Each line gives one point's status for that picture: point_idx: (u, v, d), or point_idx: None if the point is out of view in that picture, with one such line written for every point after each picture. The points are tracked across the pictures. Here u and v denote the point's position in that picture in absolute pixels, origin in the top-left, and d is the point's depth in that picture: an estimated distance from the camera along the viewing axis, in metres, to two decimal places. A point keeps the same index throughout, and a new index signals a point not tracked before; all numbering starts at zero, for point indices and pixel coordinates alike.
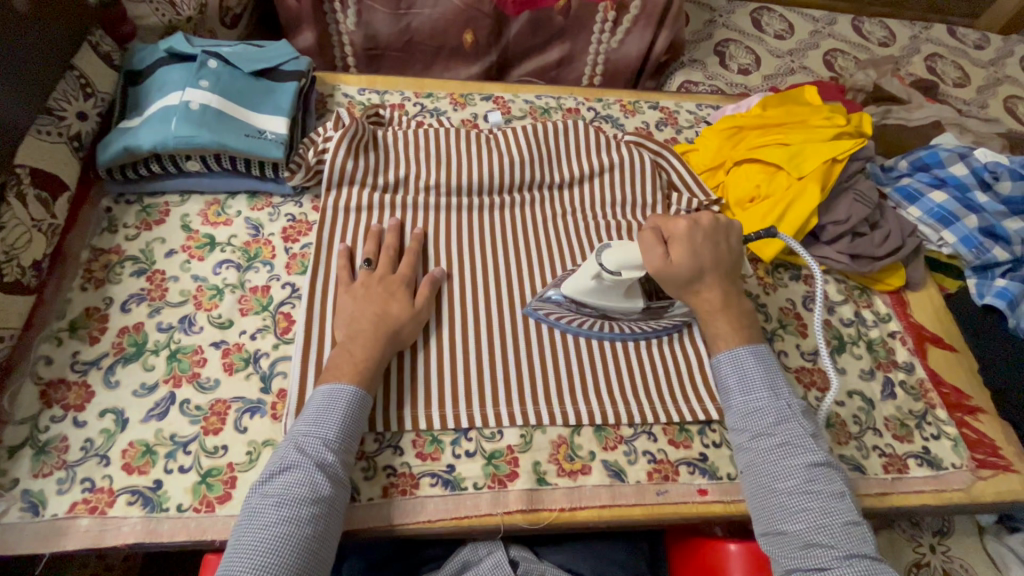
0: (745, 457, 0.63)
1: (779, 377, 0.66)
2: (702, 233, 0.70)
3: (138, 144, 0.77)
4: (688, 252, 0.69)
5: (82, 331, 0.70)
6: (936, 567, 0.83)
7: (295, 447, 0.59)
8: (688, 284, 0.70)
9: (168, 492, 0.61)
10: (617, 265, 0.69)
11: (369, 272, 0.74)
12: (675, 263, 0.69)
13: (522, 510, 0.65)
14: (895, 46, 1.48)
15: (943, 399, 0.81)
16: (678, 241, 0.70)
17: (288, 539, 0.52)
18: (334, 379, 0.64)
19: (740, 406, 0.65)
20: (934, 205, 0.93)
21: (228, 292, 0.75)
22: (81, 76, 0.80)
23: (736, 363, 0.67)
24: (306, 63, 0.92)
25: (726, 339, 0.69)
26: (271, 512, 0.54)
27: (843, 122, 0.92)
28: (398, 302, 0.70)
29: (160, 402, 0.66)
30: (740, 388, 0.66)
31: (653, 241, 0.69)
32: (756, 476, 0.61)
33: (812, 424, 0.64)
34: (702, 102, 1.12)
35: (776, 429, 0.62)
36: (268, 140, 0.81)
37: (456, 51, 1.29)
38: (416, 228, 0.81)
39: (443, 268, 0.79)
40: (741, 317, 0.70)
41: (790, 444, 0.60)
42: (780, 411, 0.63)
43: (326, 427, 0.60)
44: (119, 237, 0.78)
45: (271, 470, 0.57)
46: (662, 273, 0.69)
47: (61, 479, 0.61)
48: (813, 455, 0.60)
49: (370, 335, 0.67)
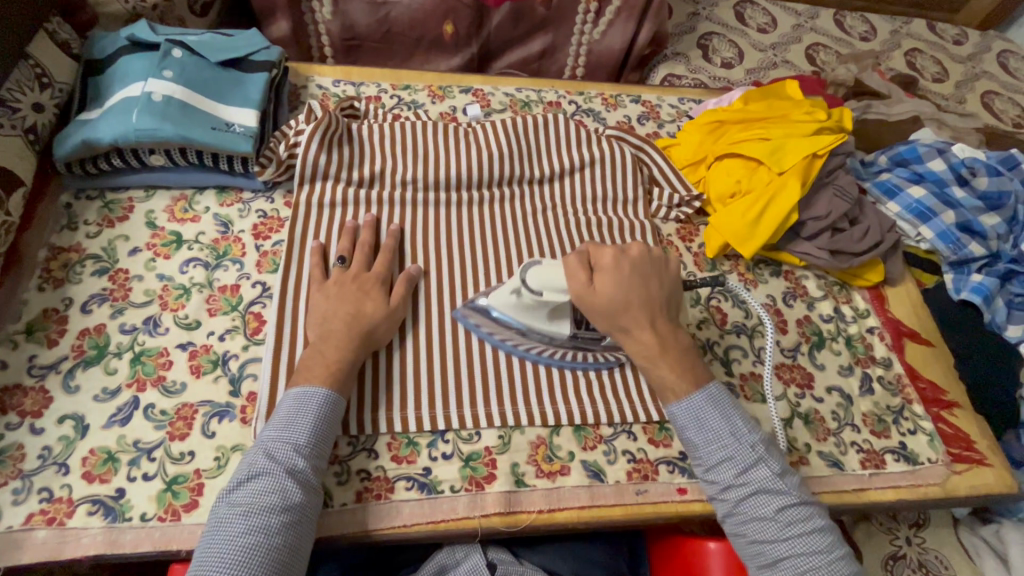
0: (721, 507, 0.61)
1: (736, 413, 0.63)
2: (629, 263, 0.67)
3: (97, 137, 0.73)
4: (613, 283, 0.65)
5: (39, 333, 0.67)
6: (913, 560, 0.83)
7: (262, 455, 0.56)
8: (615, 319, 0.65)
9: (132, 501, 0.59)
10: (539, 284, 0.66)
11: (343, 270, 0.71)
12: (598, 291, 0.65)
13: (500, 513, 0.64)
14: (877, 40, 1.49)
15: (920, 393, 0.82)
16: (604, 271, 0.66)
17: (256, 554, 0.50)
18: (305, 381, 0.62)
19: (705, 456, 0.62)
20: (912, 200, 0.93)
21: (195, 292, 0.73)
22: (36, 66, 0.76)
23: (694, 412, 0.63)
24: (278, 53, 0.89)
25: (674, 389, 0.64)
26: (235, 526, 0.52)
27: (823, 117, 0.91)
28: (372, 301, 0.68)
29: (122, 407, 0.64)
30: (703, 440, 0.62)
31: (577, 266, 0.66)
32: (734, 525, 0.61)
33: (779, 457, 0.62)
34: (684, 96, 1.11)
35: (744, 478, 0.60)
36: (236, 133, 0.78)
37: (436, 42, 1.26)
38: (392, 225, 0.79)
39: (420, 264, 0.77)
40: (683, 358, 0.65)
41: (761, 491, 0.59)
42: (745, 458, 0.61)
43: (294, 434, 0.58)
44: (79, 235, 0.75)
45: (234, 482, 0.55)
46: (583, 300, 0.65)
47: (17, 489, 0.58)
48: (785, 498, 0.59)
49: (343, 336, 0.65)
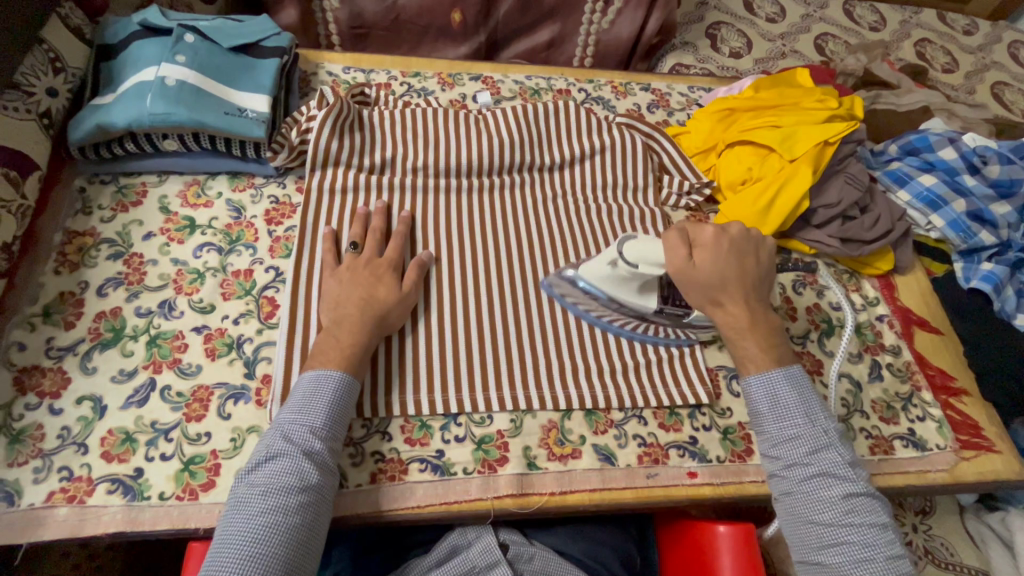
0: (780, 485, 0.61)
1: (815, 398, 0.63)
2: (729, 240, 0.68)
3: (112, 121, 0.74)
4: (712, 259, 0.66)
5: (56, 316, 0.68)
6: (919, 546, 0.84)
7: (280, 437, 0.57)
8: (710, 293, 0.67)
9: (150, 481, 0.60)
10: (636, 257, 0.68)
11: (355, 256, 0.72)
12: (697, 267, 0.66)
13: (512, 495, 0.65)
14: (886, 30, 1.48)
15: (928, 380, 0.82)
16: (703, 247, 0.67)
17: (274, 533, 0.51)
18: (319, 364, 0.62)
19: (774, 432, 0.63)
20: (923, 188, 0.93)
21: (209, 276, 0.73)
22: (50, 51, 0.77)
23: (770, 388, 0.64)
24: (288, 39, 0.89)
25: (756, 362, 0.65)
26: (255, 505, 0.52)
27: (835, 104, 0.90)
28: (385, 287, 0.69)
29: (139, 389, 0.65)
30: (774, 415, 0.63)
31: (679, 242, 0.67)
32: (791, 504, 0.60)
33: (850, 449, 0.62)
34: (693, 84, 1.11)
35: (812, 458, 0.60)
36: (249, 118, 0.78)
37: (444, 30, 1.25)
38: (404, 211, 0.80)
39: (432, 250, 0.78)
40: (771, 336, 0.66)
41: (827, 475, 0.59)
42: (817, 439, 0.60)
43: (311, 417, 0.59)
44: (93, 220, 0.75)
45: (253, 463, 0.55)
46: (681, 275, 0.67)
47: (37, 468, 0.59)
48: (851, 485, 0.58)
49: (356, 319, 0.65)
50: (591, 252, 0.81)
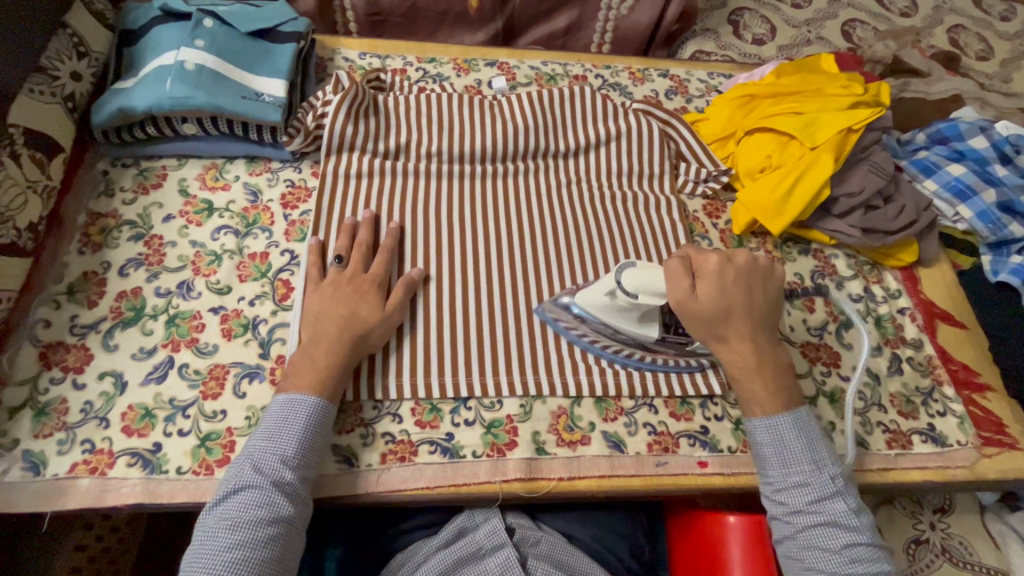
0: (780, 528, 0.62)
1: (821, 443, 0.63)
2: (734, 271, 0.66)
3: (132, 105, 0.75)
4: (716, 290, 0.65)
5: (79, 294, 0.70)
6: (935, 544, 0.82)
7: (248, 467, 0.57)
8: (715, 328, 0.65)
9: (168, 455, 0.62)
10: (636, 287, 0.64)
11: (339, 270, 0.70)
12: (701, 299, 0.64)
13: (521, 479, 0.65)
14: (917, 16, 1.42)
15: (951, 375, 0.80)
16: (707, 277, 0.65)
17: (240, 568, 0.52)
18: (293, 388, 0.62)
19: (778, 478, 0.63)
20: (951, 178, 0.91)
21: (226, 258, 0.74)
22: (73, 35, 0.78)
23: (774, 432, 0.64)
24: (305, 24, 0.89)
25: (763, 404, 0.65)
26: (222, 539, 0.53)
27: (860, 91, 0.88)
28: (368, 305, 0.67)
29: (158, 366, 0.66)
30: (779, 460, 0.63)
31: (681, 271, 0.65)
32: (791, 548, 0.61)
33: (855, 494, 0.62)
34: (713, 71, 1.09)
35: (816, 507, 0.61)
36: (265, 103, 0.79)
37: (461, 16, 1.25)
38: (392, 223, 0.77)
39: (425, 268, 0.75)
40: (778, 377, 0.65)
41: (832, 524, 0.60)
42: (823, 487, 0.61)
43: (281, 446, 0.58)
44: (116, 202, 0.77)
45: (222, 494, 0.56)
46: (683, 307, 0.64)
47: (61, 440, 0.61)
48: (853, 536, 0.59)
49: (334, 339, 0.64)
50: (604, 240, 0.80)
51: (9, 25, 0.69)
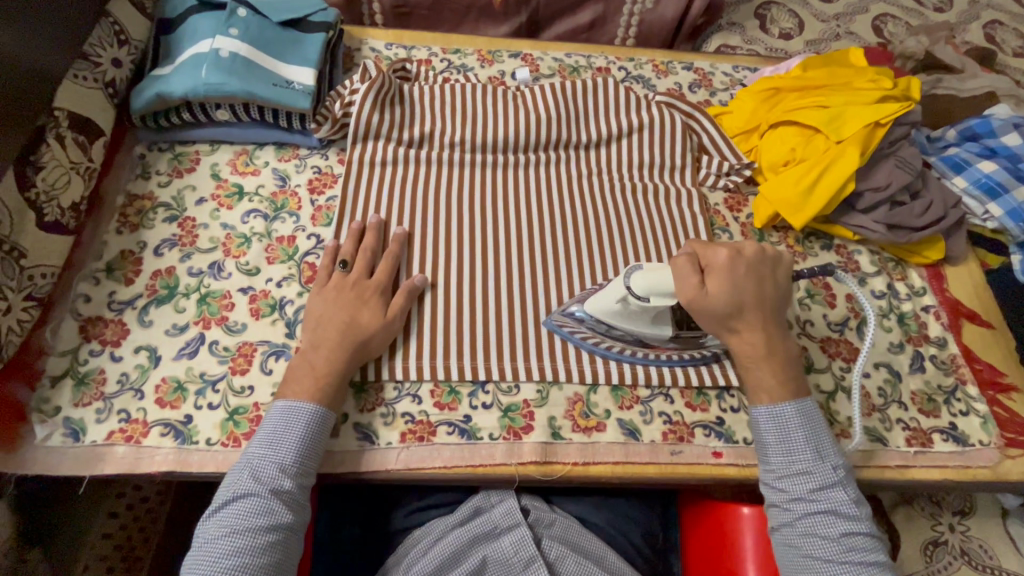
0: (778, 515, 0.62)
1: (825, 434, 0.64)
2: (744, 263, 0.66)
3: (171, 91, 0.78)
4: (727, 284, 0.65)
5: (117, 272, 0.73)
6: (954, 546, 0.81)
7: (248, 475, 0.58)
8: (726, 320, 0.65)
9: (198, 427, 0.64)
10: (647, 291, 0.64)
11: (344, 275, 0.71)
12: (710, 295, 0.64)
13: (536, 462, 0.67)
14: (952, 11, 1.38)
15: (975, 375, 0.79)
16: (716, 271, 0.65)
17: (242, 573, 0.54)
18: (291, 397, 0.62)
19: (780, 466, 0.63)
20: (981, 175, 0.89)
21: (255, 240, 0.77)
22: (115, 23, 0.82)
23: (779, 421, 0.64)
24: (334, 14, 0.91)
25: (771, 393, 0.65)
26: (223, 547, 0.55)
27: (889, 85, 0.86)
28: (369, 311, 0.68)
29: (190, 342, 0.69)
30: (782, 448, 0.63)
31: (689, 269, 0.65)
32: (789, 535, 0.61)
33: (856, 486, 0.63)
34: (738, 64, 1.08)
35: (817, 495, 0.61)
36: (295, 90, 0.81)
37: (485, 10, 1.26)
38: (399, 228, 0.77)
39: (427, 275, 0.75)
40: (786, 366, 0.66)
41: (831, 512, 0.60)
42: (825, 476, 0.61)
43: (280, 454, 0.59)
44: (151, 184, 0.80)
45: (222, 501, 0.58)
46: (693, 304, 0.64)
47: (99, 409, 0.64)
48: (853, 525, 0.59)
49: (333, 347, 0.65)
50: (624, 230, 0.81)
51: (55, 12, 0.72)
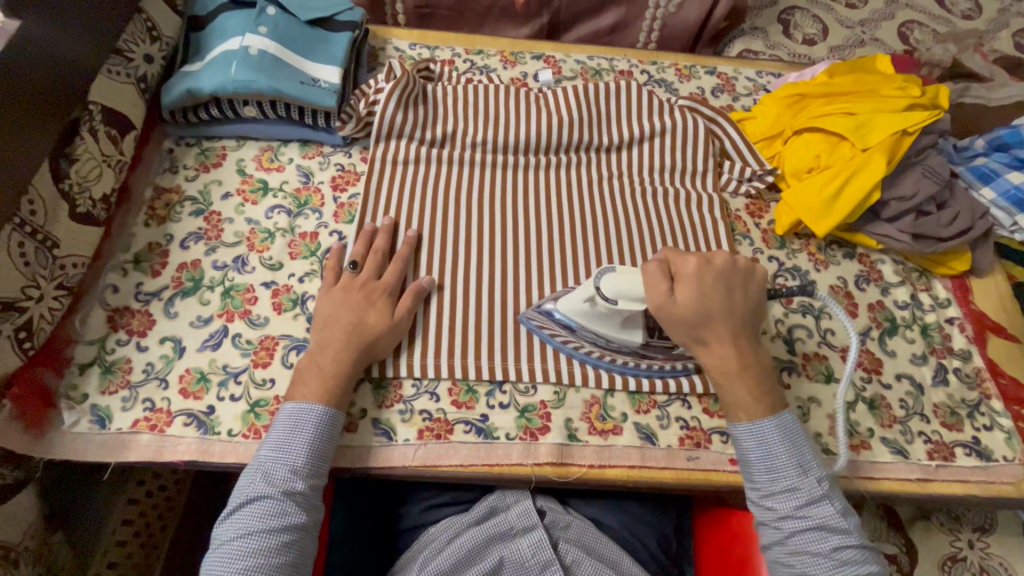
0: (768, 535, 0.62)
1: (806, 446, 0.63)
2: (713, 273, 0.66)
3: (200, 86, 0.80)
4: (695, 291, 0.64)
5: (145, 264, 0.74)
6: (973, 563, 0.80)
7: (260, 478, 0.59)
8: (695, 331, 0.65)
9: (220, 418, 0.65)
10: (616, 292, 0.64)
11: (353, 275, 0.71)
12: (678, 302, 0.64)
13: (553, 463, 0.67)
14: (980, 19, 1.36)
15: (1000, 389, 0.77)
16: (685, 280, 0.65)
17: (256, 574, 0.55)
18: (300, 397, 0.63)
19: (766, 484, 0.62)
20: (1010, 186, 0.87)
21: (278, 236, 0.78)
22: (147, 20, 0.83)
23: (761, 438, 0.63)
24: (360, 14, 0.92)
25: (747, 409, 0.64)
26: (238, 549, 0.56)
27: (917, 93, 0.85)
28: (376, 312, 0.68)
29: (214, 334, 0.70)
30: (764, 466, 0.62)
31: (658, 275, 0.65)
32: (781, 554, 0.61)
33: (841, 496, 0.62)
34: (762, 69, 1.07)
35: (805, 512, 0.60)
36: (320, 88, 0.82)
37: (506, 10, 1.26)
38: (410, 230, 0.77)
39: (434, 276, 0.75)
40: (760, 382, 0.65)
41: (820, 528, 0.59)
42: (811, 490, 0.60)
43: (290, 456, 0.60)
44: (179, 177, 0.82)
45: (236, 504, 0.59)
46: (662, 311, 0.64)
47: (125, 397, 0.66)
48: (844, 540, 0.59)
49: (340, 346, 0.65)
50: (644, 232, 0.81)
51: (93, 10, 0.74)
